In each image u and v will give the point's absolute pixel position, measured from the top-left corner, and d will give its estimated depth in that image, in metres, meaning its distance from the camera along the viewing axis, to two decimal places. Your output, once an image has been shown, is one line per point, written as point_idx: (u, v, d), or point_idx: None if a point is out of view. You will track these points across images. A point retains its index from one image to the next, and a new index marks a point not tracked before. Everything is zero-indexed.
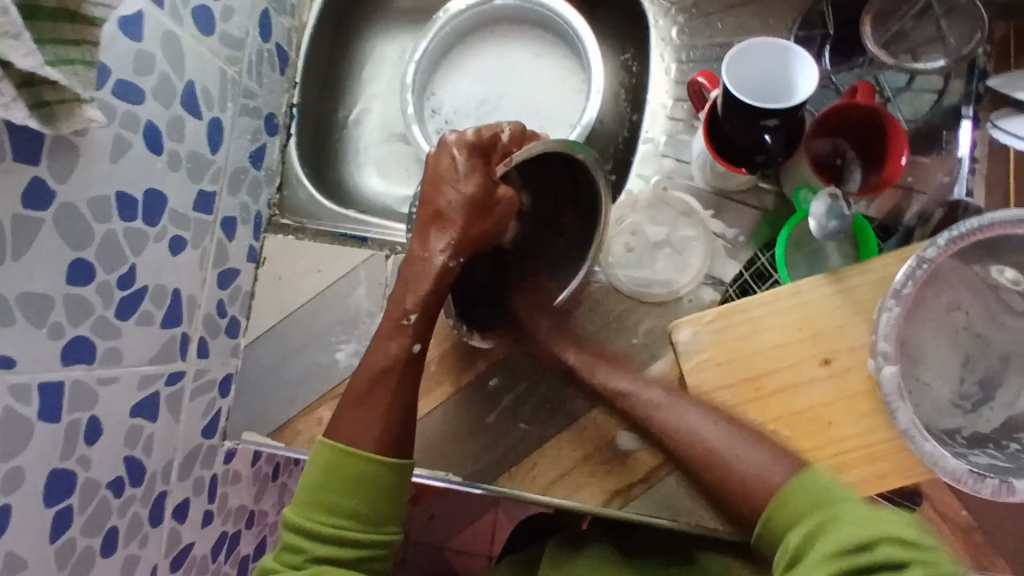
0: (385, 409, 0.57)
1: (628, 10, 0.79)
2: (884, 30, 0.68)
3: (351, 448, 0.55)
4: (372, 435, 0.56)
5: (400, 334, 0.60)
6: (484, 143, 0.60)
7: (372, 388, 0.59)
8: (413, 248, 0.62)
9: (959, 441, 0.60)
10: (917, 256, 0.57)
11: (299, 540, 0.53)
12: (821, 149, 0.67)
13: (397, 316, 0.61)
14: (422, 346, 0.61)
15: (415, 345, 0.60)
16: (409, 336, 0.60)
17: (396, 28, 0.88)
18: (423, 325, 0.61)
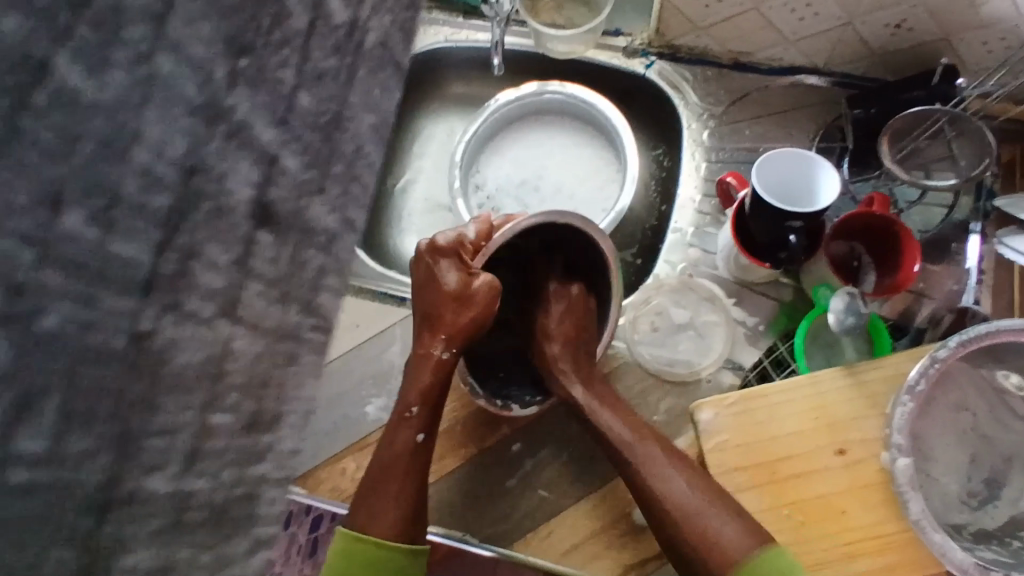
0: (397, 492, 0.60)
1: (663, 111, 0.86)
2: (900, 147, 0.74)
3: (366, 534, 0.58)
4: (386, 520, 0.59)
5: (404, 427, 0.63)
6: (452, 245, 0.64)
7: (385, 474, 0.61)
8: (416, 352, 0.65)
9: (965, 536, 0.61)
10: (930, 355, 0.60)
11: None
12: (839, 250, 0.71)
13: (402, 410, 0.64)
14: (424, 434, 0.63)
15: (418, 436, 0.62)
16: (413, 427, 0.63)
17: (446, 109, 0.95)
18: (424, 416, 0.63)
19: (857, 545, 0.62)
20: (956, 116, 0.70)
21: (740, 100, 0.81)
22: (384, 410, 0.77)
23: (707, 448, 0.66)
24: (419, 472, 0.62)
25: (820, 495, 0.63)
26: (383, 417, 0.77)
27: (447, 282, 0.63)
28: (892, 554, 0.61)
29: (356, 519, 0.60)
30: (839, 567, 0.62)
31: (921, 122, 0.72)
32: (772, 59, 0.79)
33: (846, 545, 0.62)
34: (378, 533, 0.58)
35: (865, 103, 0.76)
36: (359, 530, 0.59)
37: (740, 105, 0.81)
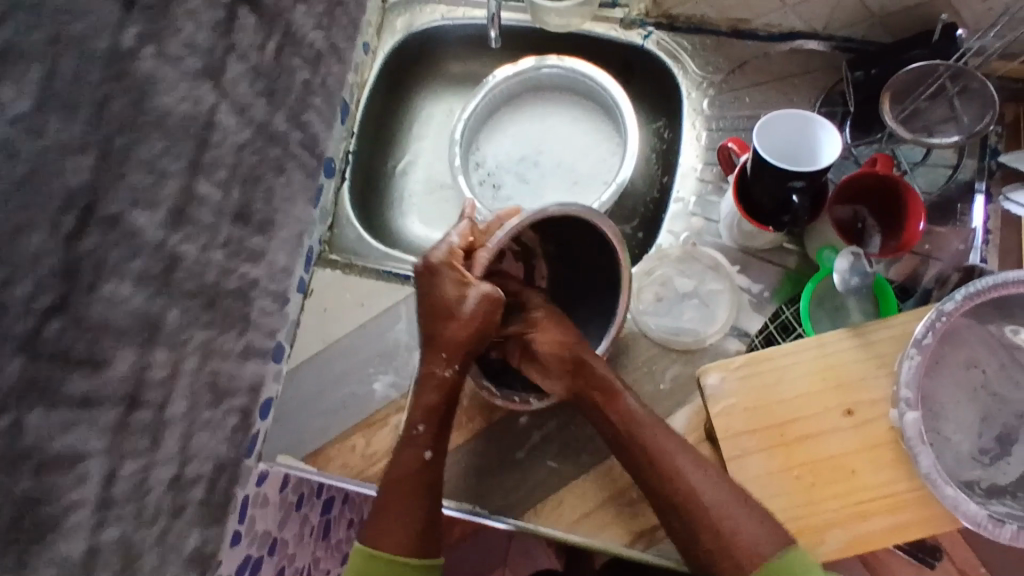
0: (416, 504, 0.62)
1: (662, 83, 0.86)
2: (902, 108, 0.73)
3: (378, 551, 0.60)
4: (395, 540, 0.60)
5: (409, 446, 0.64)
6: (443, 258, 0.65)
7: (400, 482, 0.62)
8: (423, 369, 0.65)
9: (978, 492, 0.61)
10: (936, 309, 0.60)
11: None
12: (844, 215, 0.71)
13: (408, 426, 0.65)
14: (433, 452, 0.64)
15: (426, 453, 0.63)
16: (420, 445, 0.64)
17: (445, 90, 0.95)
18: (434, 435, 0.64)
19: (867, 505, 0.62)
20: (957, 71, 0.70)
21: (740, 68, 0.81)
22: (392, 386, 0.77)
23: (715, 413, 0.66)
24: (431, 492, 0.63)
25: (828, 456, 0.63)
26: (391, 394, 0.77)
27: (445, 295, 0.64)
28: (904, 511, 0.61)
29: (371, 535, 0.61)
30: (849, 526, 0.62)
31: (923, 79, 0.71)
32: (769, 25, 0.79)
33: (857, 505, 0.62)
34: (392, 550, 0.60)
35: (866, 65, 0.75)
36: (372, 546, 0.61)
37: (740, 72, 0.81)
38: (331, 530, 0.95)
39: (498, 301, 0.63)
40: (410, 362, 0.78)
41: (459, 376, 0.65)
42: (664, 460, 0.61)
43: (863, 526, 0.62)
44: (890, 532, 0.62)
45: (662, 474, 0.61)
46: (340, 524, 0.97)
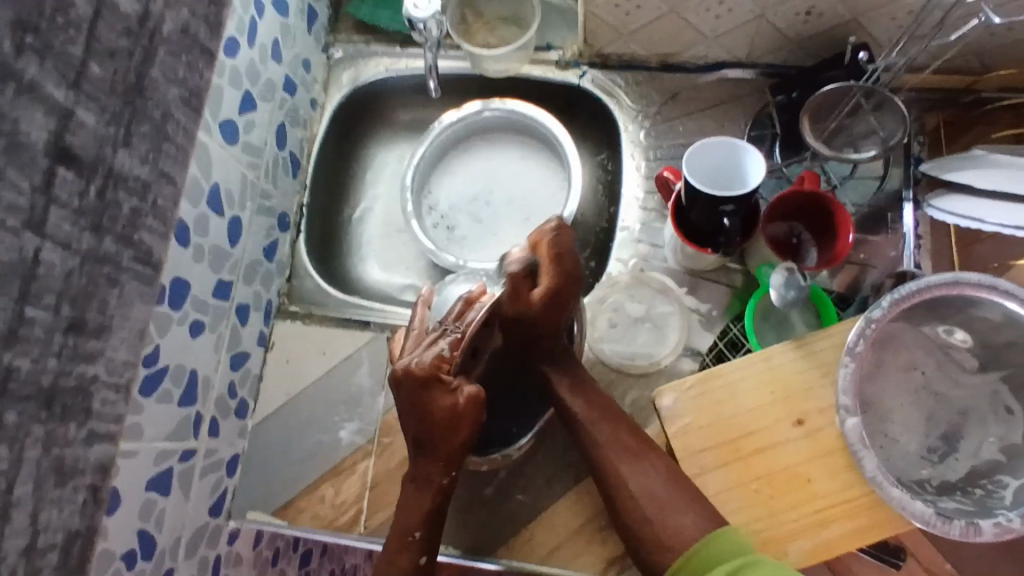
0: None
1: (602, 118, 0.90)
2: (824, 126, 0.78)
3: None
4: None
5: (405, 552, 0.62)
6: (428, 369, 0.60)
7: None
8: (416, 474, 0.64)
9: (928, 490, 0.63)
10: (866, 317, 0.63)
11: None
12: (778, 231, 0.75)
13: (402, 532, 0.63)
14: (426, 556, 0.63)
15: (421, 559, 0.63)
16: (415, 551, 0.63)
17: (395, 137, 0.98)
18: (427, 538, 0.63)
19: (826, 512, 0.64)
20: (870, 89, 0.74)
21: (672, 99, 0.85)
22: (358, 433, 0.77)
23: (671, 434, 0.67)
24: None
25: (784, 466, 0.65)
26: (357, 440, 0.77)
27: (436, 407, 0.60)
28: (860, 515, 0.63)
29: None
30: (810, 535, 0.64)
31: (840, 99, 0.76)
32: (697, 57, 0.83)
33: (816, 513, 0.64)
34: None
35: (787, 89, 0.80)
36: None
37: (672, 103, 0.85)
38: None
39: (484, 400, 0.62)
40: (374, 407, 0.78)
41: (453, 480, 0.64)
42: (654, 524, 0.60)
43: (823, 533, 0.63)
44: (849, 537, 0.63)
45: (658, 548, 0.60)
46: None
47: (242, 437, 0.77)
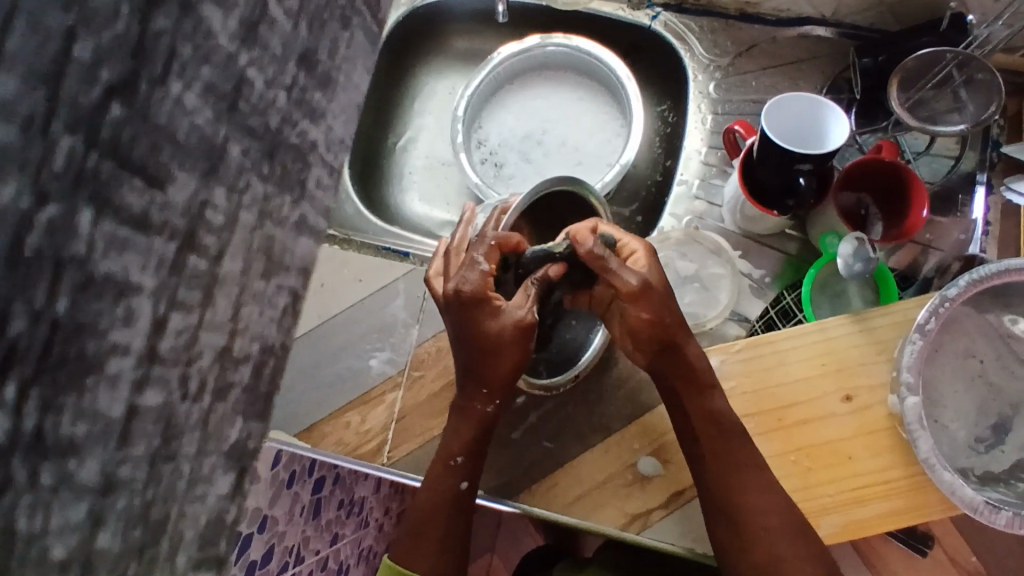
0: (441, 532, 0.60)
1: (668, 67, 0.86)
2: (908, 95, 0.73)
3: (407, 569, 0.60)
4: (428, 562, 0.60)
5: (447, 476, 0.62)
6: (475, 290, 0.57)
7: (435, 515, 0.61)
8: (461, 400, 0.63)
9: (971, 479, 0.62)
10: (939, 295, 0.60)
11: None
12: (847, 202, 0.70)
13: (443, 456, 0.63)
14: (468, 483, 0.63)
15: (463, 485, 0.62)
16: (457, 475, 0.62)
17: (447, 67, 0.95)
18: (470, 465, 0.63)
19: (861, 490, 0.62)
20: (965, 59, 0.69)
21: (747, 51, 0.81)
22: (389, 363, 0.76)
23: None
24: (460, 522, 0.62)
25: (825, 440, 0.63)
26: (388, 370, 0.76)
27: (484, 329, 0.57)
28: (897, 497, 0.62)
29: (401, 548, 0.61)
30: (844, 511, 0.62)
31: (931, 67, 0.71)
32: (778, 10, 0.78)
33: (851, 491, 0.62)
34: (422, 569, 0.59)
35: (873, 52, 0.74)
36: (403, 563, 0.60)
37: (747, 56, 0.80)
38: (320, 510, 0.92)
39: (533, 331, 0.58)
40: (407, 339, 0.77)
41: (496, 412, 0.63)
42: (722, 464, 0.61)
43: (856, 512, 0.62)
44: (885, 518, 0.62)
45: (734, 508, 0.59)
46: (330, 505, 0.95)
47: None
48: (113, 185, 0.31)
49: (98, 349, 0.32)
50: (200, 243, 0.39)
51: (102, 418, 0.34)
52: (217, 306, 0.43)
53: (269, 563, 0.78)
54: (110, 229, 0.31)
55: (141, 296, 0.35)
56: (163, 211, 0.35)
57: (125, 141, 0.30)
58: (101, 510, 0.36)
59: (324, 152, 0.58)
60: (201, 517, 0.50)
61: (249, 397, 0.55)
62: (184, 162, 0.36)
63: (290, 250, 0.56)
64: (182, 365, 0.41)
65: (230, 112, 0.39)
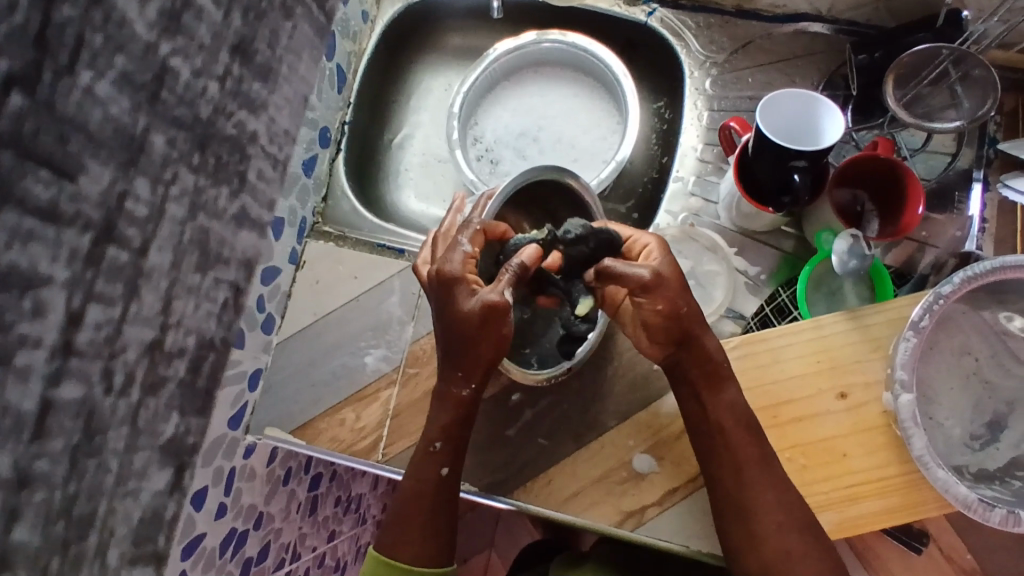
0: (426, 519, 0.60)
1: (665, 63, 0.86)
2: (903, 92, 0.72)
3: (394, 559, 0.60)
4: (413, 549, 0.60)
5: (428, 462, 0.62)
6: (456, 272, 0.58)
7: (419, 501, 0.61)
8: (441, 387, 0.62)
9: (967, 477, 0.61)
10: (934, 292, 0.60)
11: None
12: (843, 198, 0.70)
13: (425, 442, 0.63)
14: (449, 468, 0.62)
15: (445, 470, 0.61)
16: (437, 460, 0.62)
17: (444, 64, 0.94)
18: (452, 450, 0.62)
19: (856, 488, 0.62)
20: (960, 55, 0.69)
21: (743, 48, 0.80)
22: (383, 361, 0.76)
23: None
24: (444, 508, 0.62)
25: (821, 437, 0.63)
26: (382, 367, 0.76)
27: (461, 308, 0.57)
28: (893, 495, 0.61)
29: (385, 538, 0.61)
30: (839, 508, 0.62)
31: (927, 63, 0.71)
32: (774, 6, 0.79)
33: (846, 489, 0.62)
34: (408, 559, 0.59)
35: (869, 50, 0.74)
36: (388, 552, 0.60)
37: (743, 53, 0.80)
38: (317, 507, 0.92)
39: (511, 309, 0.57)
40: (402, 337, 0.77)
41: (475, 396, 0.62)
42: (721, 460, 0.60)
43: (852, 510, 0.62)
44: (880, 515, 0.62)
45: (737, 502, 0.58)
46: (328, 502, 0.95)
47: (267, 352, 0.75)
48: (24, 178, 0.39)
49: (6, 340, 0.40)
50: (111, 253, 0.47)
51: (13, 411, 0.41)
52: (142, 299, 0.51)
53: (264, 559, 0.78)
54: (17, 219, 0.39)
55: (51, 289, 0.42)
56: (71, 201, 0.43)
57: (25, 133, 0.39)
58: (16, 504, 0.43)
59: (267, 143, 0.65)
60: (133, 514, 0.55)
61: (184, 394, 0.59)
62: (95, 153, 0.44)
63: (228, 243, 0.61)
64: (104, 358, 0.48)
65: (147, 103, 0.47)
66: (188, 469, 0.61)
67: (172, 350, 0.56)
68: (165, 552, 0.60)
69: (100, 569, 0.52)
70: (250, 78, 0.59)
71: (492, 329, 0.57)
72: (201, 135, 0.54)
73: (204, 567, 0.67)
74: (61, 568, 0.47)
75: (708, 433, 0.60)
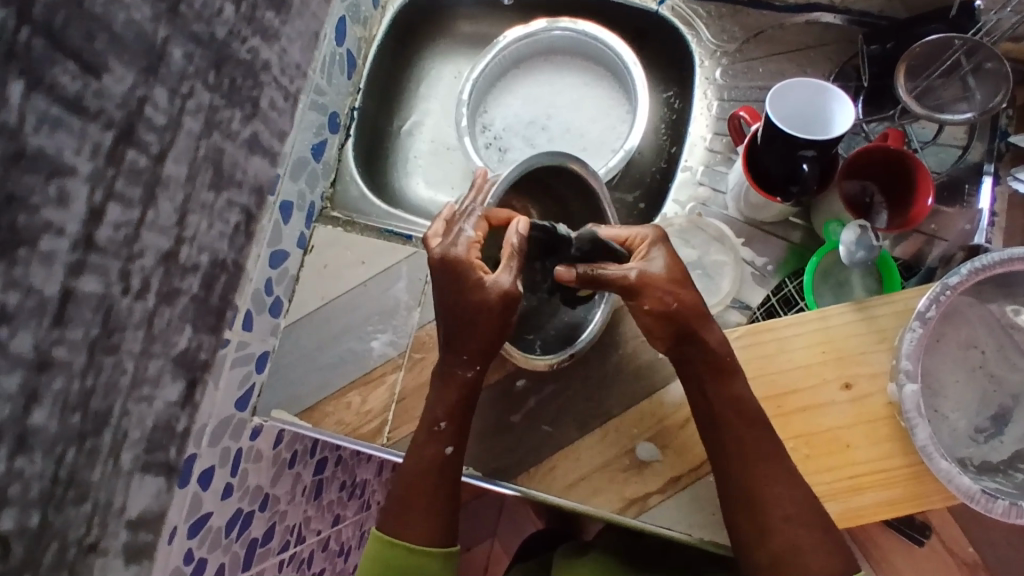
0: (431, 497, 0.61)
1: (674, 52, 0.86)
2: (915, 84, 0.72)
3: (398, 539, 0.60)
4: (419, 527, 0.60)
5: (432, 442, 0.62)
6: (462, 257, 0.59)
7: (422, 478, 0.61)
8: (443, 367, 0.63)
9: (970, 469, 0.61)
10: (941, 283, 0.59)
11: (381, 562, 0.59)
12: (852, 190, 0.70)
13: (428, 422, 0.63)
14: (454, 448, 0.63)
15: (448, 449, 0.62)
16: (442, 440, 0.62)
17: (453, 51, 0.95)
18: (455, 429, 0.63)
19: (859, 479, 0.62)
20: (974, 46, 0.68)
21: (755, 37, 0.80)
22: (390, 345, 0.76)
23: None
24: (448, 486, 0.62)
25: (825, 428, 0.63)
26: (388, 352, 0.76)
27: (467, 295, 0.58)
28: (898, 486, 0.61)
29: (390, 519, 0.61)
30: (842, 499, 0.62)
31: (939, 55, 0.70)
32: None
33: (850, 480, 0.62)
34: (415, 537, 0.59)
35: (881, 40, 0.75)
36: (394, 533, 0.60)
37: (754, 43, 0.80)
38: (322, 490, 0.93)
39: (517, 299, 0.59)
40: (409, 322, 0.77)
41: (479, 375, 0.63)
42: (729, 452, 0.60)
43: (856, 500, 0.62)
44: (883, 506, 0.62)
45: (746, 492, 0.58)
46: (332, 486, 0.95)
47: (274, 335, 0.76)
48: (54, 66, 0.39)
49: (32, 221, 0.40)
50: (133, 165, 0.47)
51: (35, 294, 0.41)
52: (158, 208, 0.50)
53: (270, 540, 0.79)
54: (45, 105, 0.39)
55: (73, 186, 0.42)
56: (96, 98, 0.42)
57: (57, 25, 0.39)
58: (35, 389, 0.42)
59: (279, 75, 0.64)
60: (149, 421, 0.55)
61: (199, 309, 0.59)
62: (119, 54, 0.44)
63: (240, 166, 0.60)
64: (122, 261, 0.48)
65: (168, 12, 0.47)
66: (199, 384, 0.62)
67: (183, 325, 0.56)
68: (166, 488, 0.59)
69: (114, 471, 0.52)
70: (262, 7, 0.58)
71: (497, 316, 0.59)
72: (211, 57, 0.52)
73: (210, 546, 0.67)
74: (77, 460, 0.47)
75: (715, 426, 0.61)
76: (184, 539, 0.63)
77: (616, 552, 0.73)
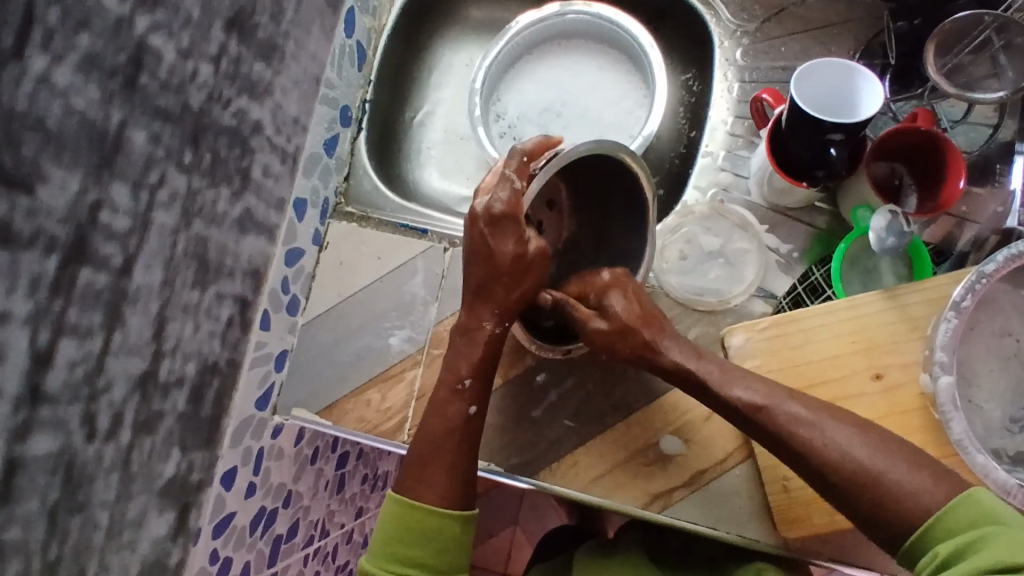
0: (451, 462, 0.59)
1: (692, 33, 0.83)
2: (944, 61, 0.68)
3: (418, 501, 0.58)
4: (438, 489, 0.58)
5: (455, 400, 0.61)
6: (507, 207, 0.58)
7: (439, 441, 0.60)
8: (464, 319, 0.63)
9: (1004, 460, 0.59)
10: (976, 271, 0.57)
11: (396, 526, 0.57)
12: (880, 171, 0.67)
13: (452, 381, 0.62)
14: (477, 407, 0.62)
15: (471, 408, 0.61)
16: (466, 400, 0.61)
17: (465, 39, 0.93)
18: (480, 388, 0.62)
19: None
20: (1005, 22, 0.66)
21: (777, 15, 0.77)
22: (408, 341, 0.76)
23: None
24: (471, 447, 0.61)
25: None
26: (407, 348, 0.75)
27: (502, 250, 0.59)
28: None
29: (407, 482, 0.59)
30: None
31: (967, 33, 0.67)
32: None
33: None
34: (433, 501, 0.58)
35: (908, 16, 0.72)
36: (412, 496, 0.58)
37: (776, 21, 0.77)
38: (346, 484, 0.93)
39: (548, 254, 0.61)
40: (426, 318, 0.76)
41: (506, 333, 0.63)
42: None
43: None
44: None
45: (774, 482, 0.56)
46: (356, 479, 0.96)
47: (292, 333, 0.75)
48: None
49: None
50: (139, 171, 0.46)
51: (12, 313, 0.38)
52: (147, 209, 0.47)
53: (294, 536, 0.79)
54: None
55: (52, 220, 0.40)
56: (76, 116, 0.40)
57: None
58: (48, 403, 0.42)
59: (288, 72, 0.63)
60: (160, 481, 0.55)
61: (199, 319, 0.56)
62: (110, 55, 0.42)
63: (232, 248, 0.59)
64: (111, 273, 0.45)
65: None
66: (215, 387, 0.61)
67: (195, 329, 0.55)
68: (184, 493, 0.59)
69: (129, 481, 0.51)
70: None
71: (530, 273, 0.60)
72: (207, 47, 0.50)
73: (234, 546, 0.68)
74: (87, 474, 0.46)
75: None
76: (209, 539, 0.63)
77: (642, 547, 0.72)
